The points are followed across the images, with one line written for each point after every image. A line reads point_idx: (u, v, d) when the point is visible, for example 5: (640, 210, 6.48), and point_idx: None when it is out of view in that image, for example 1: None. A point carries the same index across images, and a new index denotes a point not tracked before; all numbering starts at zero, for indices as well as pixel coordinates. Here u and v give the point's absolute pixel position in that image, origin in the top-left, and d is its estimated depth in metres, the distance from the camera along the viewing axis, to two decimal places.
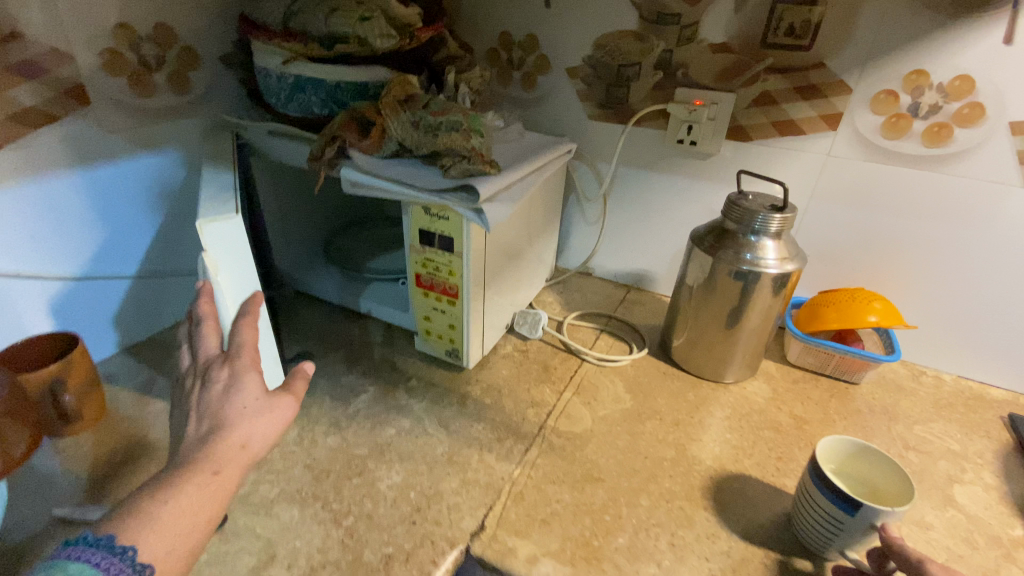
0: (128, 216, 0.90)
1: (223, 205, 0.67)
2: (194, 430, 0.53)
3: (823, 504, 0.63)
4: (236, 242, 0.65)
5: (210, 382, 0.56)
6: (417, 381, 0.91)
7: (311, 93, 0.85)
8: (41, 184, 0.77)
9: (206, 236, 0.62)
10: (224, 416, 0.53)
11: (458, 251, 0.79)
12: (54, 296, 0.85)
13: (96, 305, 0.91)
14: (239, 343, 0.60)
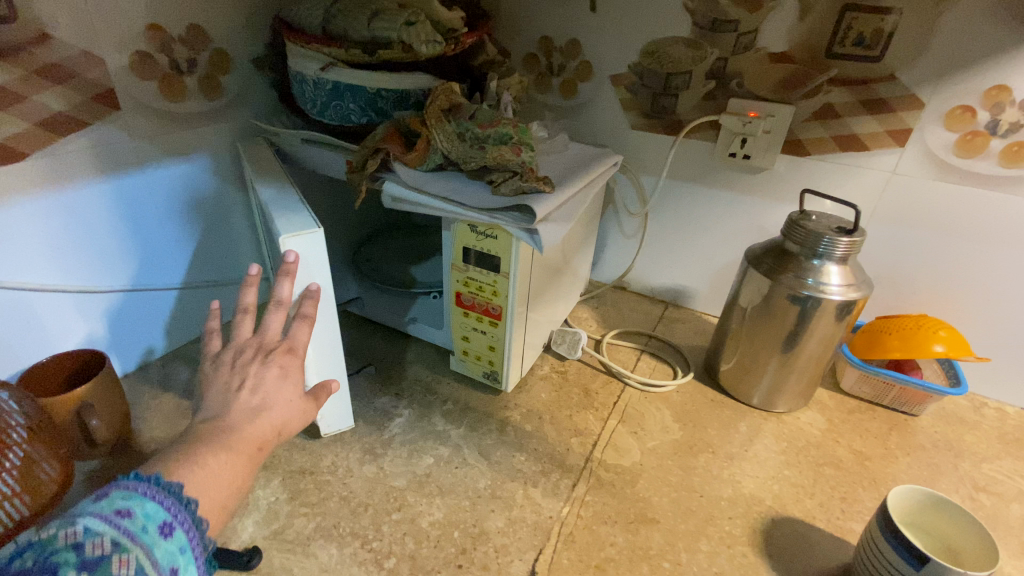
0: (156, 225, 0.85)
1: (301, 213, 0.66)
2: (243, 399, 0.52)
3: (891, 559, 0.57)
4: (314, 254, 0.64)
5: (269, 362, 0.56)
6: (453, 404, 0.86)
7: (350, 101, 0.81)
8: (68, 195, 0.73)
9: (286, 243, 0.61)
10: (272, 400, 0.53)
11: (504, 271, 0.74)
12: (81, 310, 0.81)
13: (124, 318, 0.87)
14: (298, 341, 0.60)
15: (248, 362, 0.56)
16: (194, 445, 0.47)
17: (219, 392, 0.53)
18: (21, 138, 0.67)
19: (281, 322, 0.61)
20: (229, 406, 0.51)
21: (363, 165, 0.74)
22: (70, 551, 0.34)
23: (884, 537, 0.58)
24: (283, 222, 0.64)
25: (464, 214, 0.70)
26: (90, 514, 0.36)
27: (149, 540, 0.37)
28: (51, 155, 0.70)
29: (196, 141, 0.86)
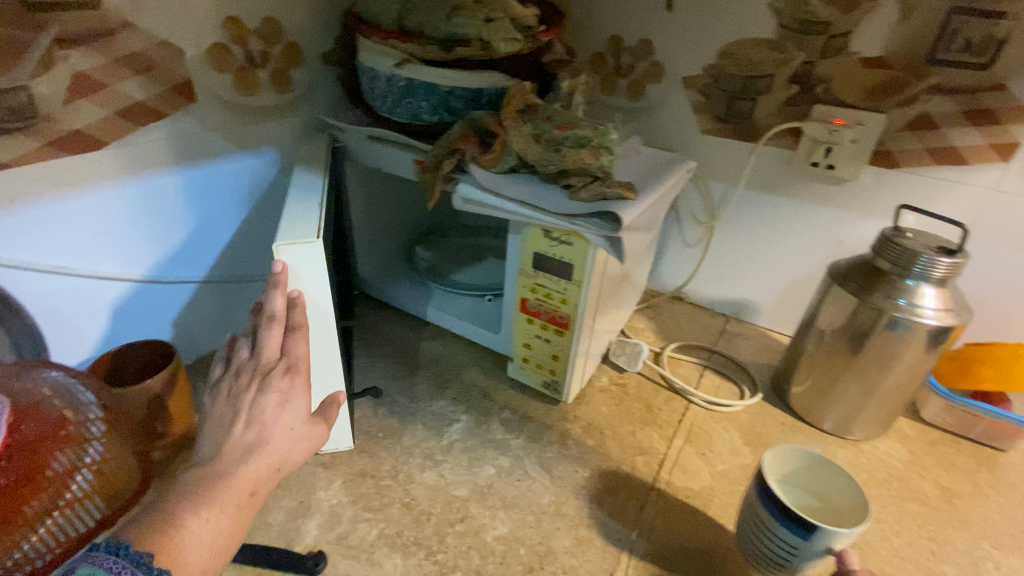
0: (216, 220, 0.83)
1: (309, 221, 0.62)
2: (237, 434, 0.51)
3: (767, 521, 0.57)
4: (313, 267, 0.60)
5: (265, 388, 0.54)
6: (511, 412, 0.84)
7: (422, 99, 0.78)
8: (138, 184, 0.73)
9: (282, 253, 0.58)
10: (269, 433, 0.52)
11: (577, 279, 0.71)
12: (126, 299, 0.79)
13: (166, 312, 0.84)
14: (296, 356, 0.58)
15: (243, 390, 0.54)
16: (182, 498, 0.46)
17: (213, 428, 0.53)
18: (97, 127, 0.67)
19: (280, 338, 0.57)
20: (224, 444, 0.51)
21: (438, 165, 0.72)
22: None
23: (759, 502, 0.58)
24: (284, 231, 0.60)
25: (542, 218, 0.67)
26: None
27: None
28: (126, 146, 0.70)
29: (267, 133, 0.84)
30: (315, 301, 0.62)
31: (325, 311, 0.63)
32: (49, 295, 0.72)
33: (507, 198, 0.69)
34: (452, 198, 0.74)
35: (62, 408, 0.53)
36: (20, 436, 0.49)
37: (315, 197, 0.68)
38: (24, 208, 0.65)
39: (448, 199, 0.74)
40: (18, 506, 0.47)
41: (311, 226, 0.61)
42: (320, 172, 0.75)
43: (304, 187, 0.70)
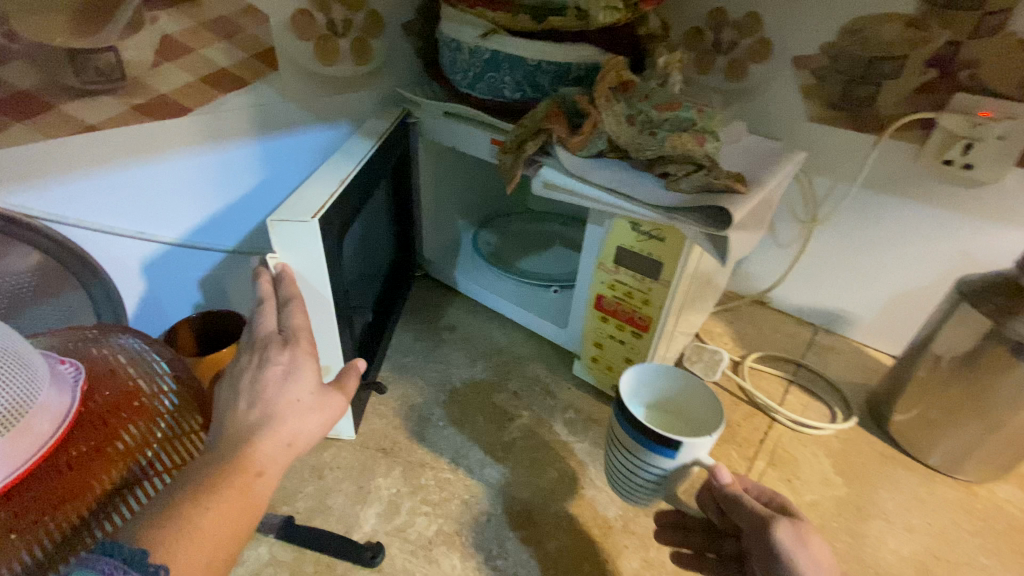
0: (274, 189, 0.79)
1: (318, 197, 0.55)
2: (241, 414, 0.43)
3: (628, 441, 0.54)
4: (309, 250, 0.53)
5: (264, 362, 0.46)
6: (575, 413, 0.79)
7: (506, 73, 0.73)
8: (219, 150, 0.71)
9: (275, 232, 0.52)
10: (272, 406, 0.44)
11: (665, 279, 0.65)
12: (161, 259, 0.74)
13: (190, 275, 0.78)
14: (295, 326, 0.49)
15: (245, 368, 0.46)
16: (193, 491, 0.39)
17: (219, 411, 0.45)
18: (181, 93, 0.64)
19: (277, 316, 0.51)
20: (226, 425, 0.43)
21: (521, 147, 0.67)
22: None
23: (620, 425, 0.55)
24: (290, 204, 0.53)
25: (634, 210, 0.61)
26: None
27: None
28: (207, 112, 0.67)
29: (345, 105, 0.80)
30: (312, 287, 0.56)
31: (324, 299, 0.57)
32: (127, 258, 0.71)
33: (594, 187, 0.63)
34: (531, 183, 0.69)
35: (134, 377, 0.51)
36: (90, 409, 0.46)
37: (340, 170, 0.61)
38: (107, 172, 0.64)
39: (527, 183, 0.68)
40: (84, 481, 0.42)
41: (314, 203, 0.54)
42: (374, 142, 0.70)
43: (339, 158, 0.64)
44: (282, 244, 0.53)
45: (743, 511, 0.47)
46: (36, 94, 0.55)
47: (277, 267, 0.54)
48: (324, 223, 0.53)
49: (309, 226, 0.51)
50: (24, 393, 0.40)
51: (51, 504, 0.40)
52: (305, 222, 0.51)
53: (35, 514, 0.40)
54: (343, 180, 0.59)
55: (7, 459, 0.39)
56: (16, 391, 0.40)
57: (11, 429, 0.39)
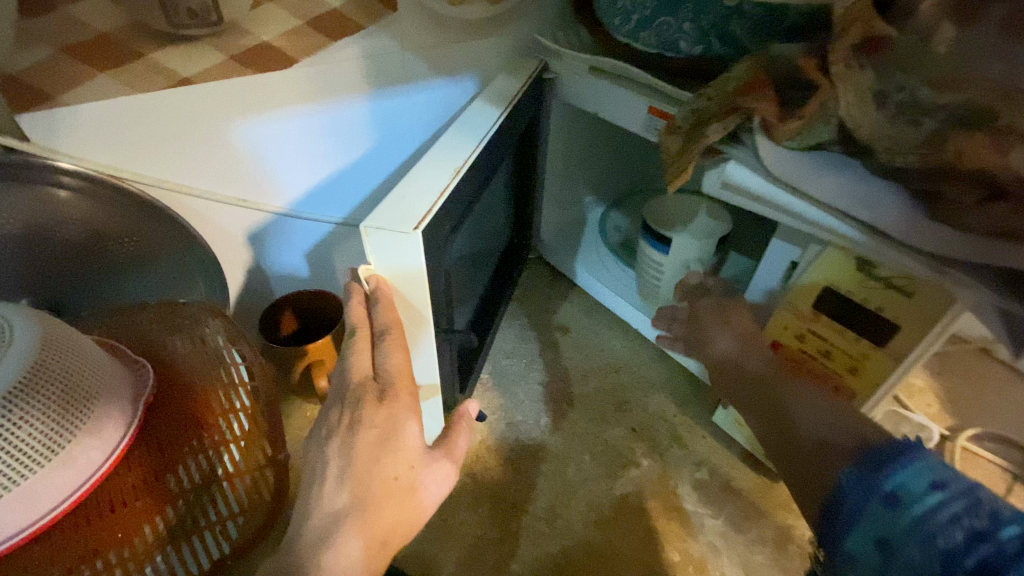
0: (385, 155, 0.67)
1: (423, 198, 0.41)
2: (328, 497, 0.33)
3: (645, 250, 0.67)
4: (409, 265, 0.40)
5: (357, 423, 0.35)
6: (708, 473, 0.62)
7: (687, 16, 0.51)
8: (329, 109, 0.60)
9: (369, 243, 0.39)
10: (365, 490, 0.33)
11: (897, 348, 0.46)
12: (268, 225, 0.69)
13: (298, 243, 0.72)
14: (395, 371, 0.38)
15: (332, 434, 0.36)
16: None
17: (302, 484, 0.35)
18: (286, 41, 0.52)
19: (371, 355, 0.40)
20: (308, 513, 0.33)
21: (701, 126, 0.48)
22: None
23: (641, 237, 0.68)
24: (387, 205, 0.40)
25: (874, 250, 0.42)
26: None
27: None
28: (313, 65, 0.56)
29: (470, 55, 0.62)
30: (411, 307, 0.43)
31: (426, 319, 0.44)
32: (228, 223, 0.66)
33: (802, 203, 0.45)
34: (704, 175, 0.52)
35: (196, 380, 0.45)
36: (150, 428, 0.40)
37: (456, 151, 0.46)
38: (203, 130, 0.56)
39: (703, 181, 0.52)
40: (134, 521, 0.36)
41: (417, 204, 0.40)
42: (500, 111, 0.53)
43: (456, 131, 0.49)
44: (375, 255, 0.40)
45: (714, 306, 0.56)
46: (118, 38, 0.46)
47: (370, 281, 0.41)
48: (428, 233, 0.39)
49: (410, 239, 0.38)
50: (68, 419, 0.35)
51: (91, 549, 0.35)
52: (406, 233, 0.38)
53: (71, 559, 0.34)
54: (458, 169, 0.44)
55: (38, 501, 0.34)
56: (55, 421, 0.34)
57: (50, 463, 0.34)
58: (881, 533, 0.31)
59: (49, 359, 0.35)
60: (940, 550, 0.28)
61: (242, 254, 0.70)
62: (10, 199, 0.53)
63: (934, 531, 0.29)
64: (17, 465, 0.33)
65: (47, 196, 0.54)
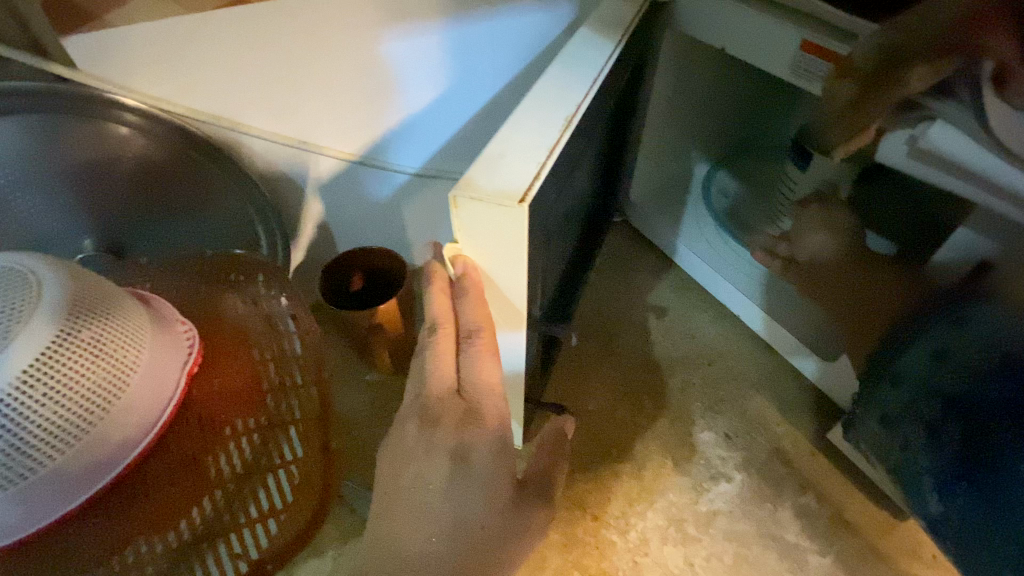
0: (466, 96, 0.56)
1: (528, 161, 0.32)
2: (402, 527, 0.31)
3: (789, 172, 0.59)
4: (505, 247, 0.32)
5: (435, 449, 0.33)
6: (816, 499, 0.52)
7: None
8: (402, 33, 0.51)
9: (461, 221, 0.31)
10: (447, 525, 0.31)
11: None
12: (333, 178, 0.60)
13: (368, 201, 0.64)
14: (481, 393, 0.35)
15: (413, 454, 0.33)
16: None
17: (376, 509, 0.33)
18: None
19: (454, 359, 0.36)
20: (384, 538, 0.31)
21: (891, 71, 0.35)
22: None
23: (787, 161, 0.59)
24: (480, 165, 0.32)
25: None
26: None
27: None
28: None
29: None
30: (502, 296, 0.36)
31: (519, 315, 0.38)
32: (291, 171, 0.59)
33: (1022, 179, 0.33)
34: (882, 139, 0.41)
35: (254, 356, 0.40)
36: (197, 402, 0.37)
37: (566, 98, 0.36)
38: (260, 61, 0.49)
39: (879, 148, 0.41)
40: (176, 508, 0.34)
41: (519, 168, 0.31)
42: (615, 44, 0.42)
43: (564, 69, 0.38)
44: (465, 235, 0.32)
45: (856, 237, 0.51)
46: None
47: (455, 264, 0.34)
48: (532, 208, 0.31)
49: (513, 217, 0.30)
50: (95, 400, 0.31)
51: (131, 533, 0.32)
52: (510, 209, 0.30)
53: (100, 551, 0.31)
54: (569, 124, 0.34)
55: (75, 484, 0.31)
56: (76, 402, 0.30)
57: (77, 446, 0.30)
58: (939, 347, 0.42)
59: (75, 331, 0.30)
60: (998, 352, 0.38)
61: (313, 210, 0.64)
62: (69, 133, 0.49)
63: (986, 344, 0.38)
64: (42, 447, 0.29)
65: (110, 134, 0.50)
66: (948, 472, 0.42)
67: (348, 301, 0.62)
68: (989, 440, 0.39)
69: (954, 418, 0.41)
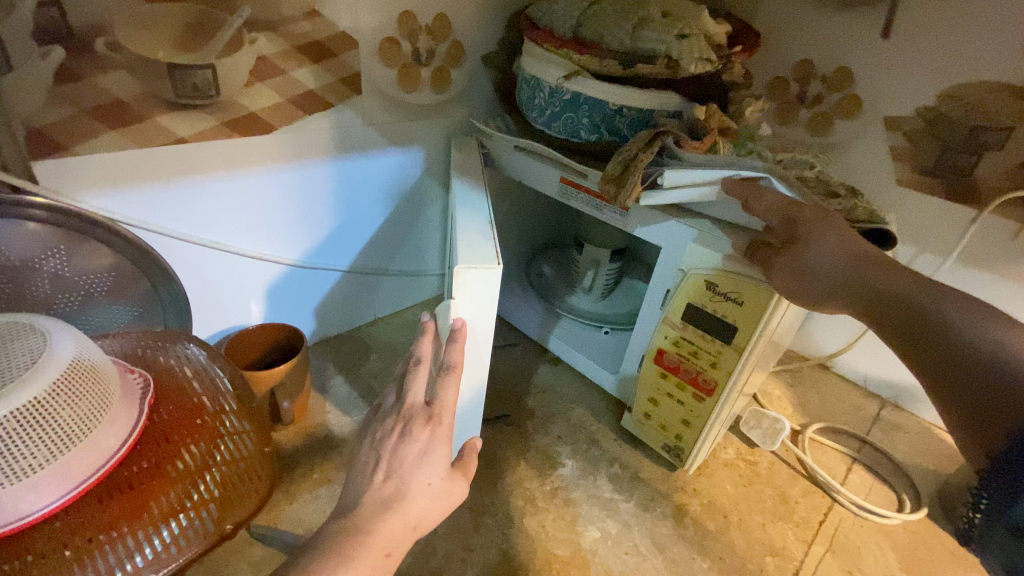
0: (353, 210, 0.84)
1: (485, 243, 0.57)
2: (377, 486, 0.44)
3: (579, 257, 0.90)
4: (485, 296, 0.54)
5: (406, 435, 0.46)
6: (622, 468, 0.75)
7: (586, 115, 0.72)
8: (302, 168, 0.75)
9: (460, 278, 0.53)
10: (410, 487, 0.44)
11: (739, 344, 0.62)
12: (250, 275, 0.79)
13: (282, 290, 0.84)
14: (443, 403, 0.48)
15: None
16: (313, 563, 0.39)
17: (356, 470, 0.46)
18: (269, 112, 0.67)
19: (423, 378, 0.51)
20: None
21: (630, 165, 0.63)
22: None
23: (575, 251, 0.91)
24: (463, 251, 0.55)
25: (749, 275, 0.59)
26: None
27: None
28: (293, 131, 0.70)
29: (420, 131, 0.83)
30: (473, 336, 0.57)
31: (476, 346, 0.57)
32: (202, 266, 0.74)
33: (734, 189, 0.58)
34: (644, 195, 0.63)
35: (200, 393, 0.53)
36: (154, 424, 0.48)
37: (480, 215, 0.63)
38: (195, 181, 0.67)
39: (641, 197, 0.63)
40: (143, 500, 0.45)
41: (485, 249, 0.56)
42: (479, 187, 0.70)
43: (464, 206, 0.65)
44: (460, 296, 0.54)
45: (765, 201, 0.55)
46: (132, 104, 0.57)
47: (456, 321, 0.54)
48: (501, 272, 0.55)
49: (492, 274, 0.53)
50: (93, 411, 0.42)
51: (112, 520, 0.43)
52: (490, 269, 0.53)
53: (93, 532, 0.42)
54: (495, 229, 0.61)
55: (68, 476, 0.40)
56: (79, 412, 0.41)
57: (78, 445, 0.40)
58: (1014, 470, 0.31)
59: (82, 360, 0.42)
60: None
61: (231, 305, 0.80)
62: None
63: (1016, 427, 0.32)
64: (51, 444, 0.39)
65: (19, 229, 0.58)
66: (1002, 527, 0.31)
67: (269, 363, 0.76)
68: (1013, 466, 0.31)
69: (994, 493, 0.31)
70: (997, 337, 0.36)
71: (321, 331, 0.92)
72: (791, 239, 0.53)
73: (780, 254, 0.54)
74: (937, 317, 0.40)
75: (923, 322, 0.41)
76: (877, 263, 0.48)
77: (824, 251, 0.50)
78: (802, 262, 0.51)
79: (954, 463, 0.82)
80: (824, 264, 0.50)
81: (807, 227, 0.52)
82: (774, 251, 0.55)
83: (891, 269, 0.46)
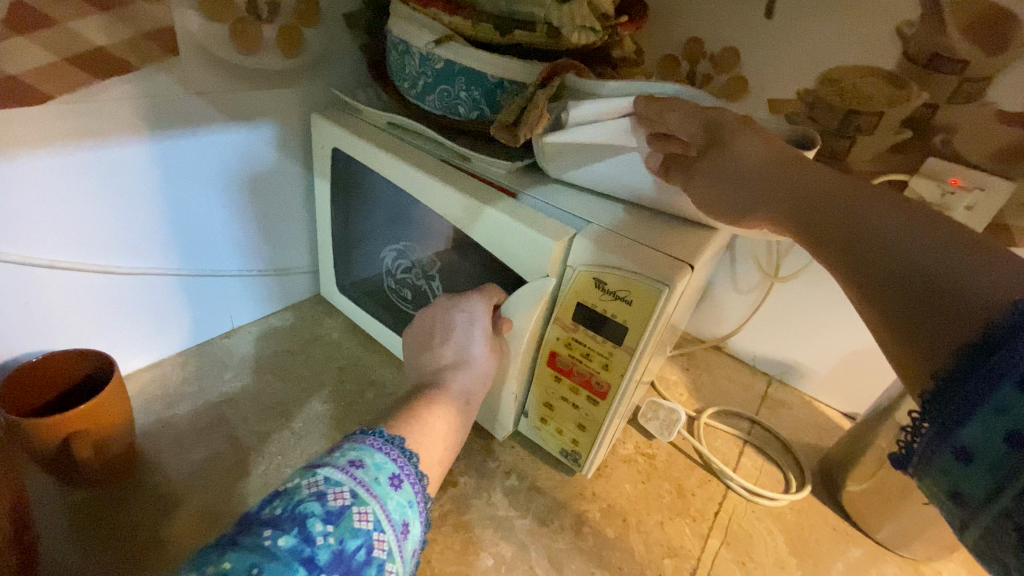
0: (184, 200, 0.68)
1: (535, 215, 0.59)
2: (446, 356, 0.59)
3: None
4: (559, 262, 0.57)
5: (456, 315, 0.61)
6: (518, 479, 0.70)
7: (462, 88, 0.63)
8: (102, 152, 0.58)
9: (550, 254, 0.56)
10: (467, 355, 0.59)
11: (630, 345, 0.57)
12: (46, 292, 0.61)
13: (95, 307, 0.66)
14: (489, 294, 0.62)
15: None
16: None
17: None
18: (37, 75, 0.51)
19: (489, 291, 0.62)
20: None
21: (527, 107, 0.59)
22: (315, 500, 0.36)
23: None
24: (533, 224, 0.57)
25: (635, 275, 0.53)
26: (329, 465, 0.39)
27: (383, 492, 0.39)
28: (78, 102, 0.54)
29: (268, 104, 0.69)
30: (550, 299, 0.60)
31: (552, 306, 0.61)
32: None
33: (642, 112, 0.55)
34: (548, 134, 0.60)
35: None
36: None
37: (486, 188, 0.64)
38: None
39: (545, 137, 0.60)
40: None
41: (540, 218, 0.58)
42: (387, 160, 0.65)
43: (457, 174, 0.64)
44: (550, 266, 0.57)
45: (681, 108, 0.53)
46: None
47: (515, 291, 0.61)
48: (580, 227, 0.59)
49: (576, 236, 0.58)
50: None
51: None
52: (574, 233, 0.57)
53: None
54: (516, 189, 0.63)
55: None
56: None
57: None
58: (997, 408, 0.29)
59: None
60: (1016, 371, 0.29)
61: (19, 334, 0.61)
62: None
63: (1003, 352, 0.30)
64: None
65: None
66: (957, 446, 0.31)
67: (76, 400, 0.60)
68: (982, 389, 0.30)
69: (953, 408, 0.32)
70: (919, 236, 0.37)
71: (162, 350, 0.76)
72: (714, 146, 0.51)
73: (701, 159, 0.52)
74: (859, 218, 0.40)
75: (838, 222, 0.41)
76: (797, 167, 0.46)
77: (746, 151, 0.49)
78: (724, 167, 0.50)
79: (831, 438, 0.86)
80: (747, 169, 0.48)
81: (727, 129, 0.50)
82: (692, 153, 0.52)
83: (814, 169, 0.45)
